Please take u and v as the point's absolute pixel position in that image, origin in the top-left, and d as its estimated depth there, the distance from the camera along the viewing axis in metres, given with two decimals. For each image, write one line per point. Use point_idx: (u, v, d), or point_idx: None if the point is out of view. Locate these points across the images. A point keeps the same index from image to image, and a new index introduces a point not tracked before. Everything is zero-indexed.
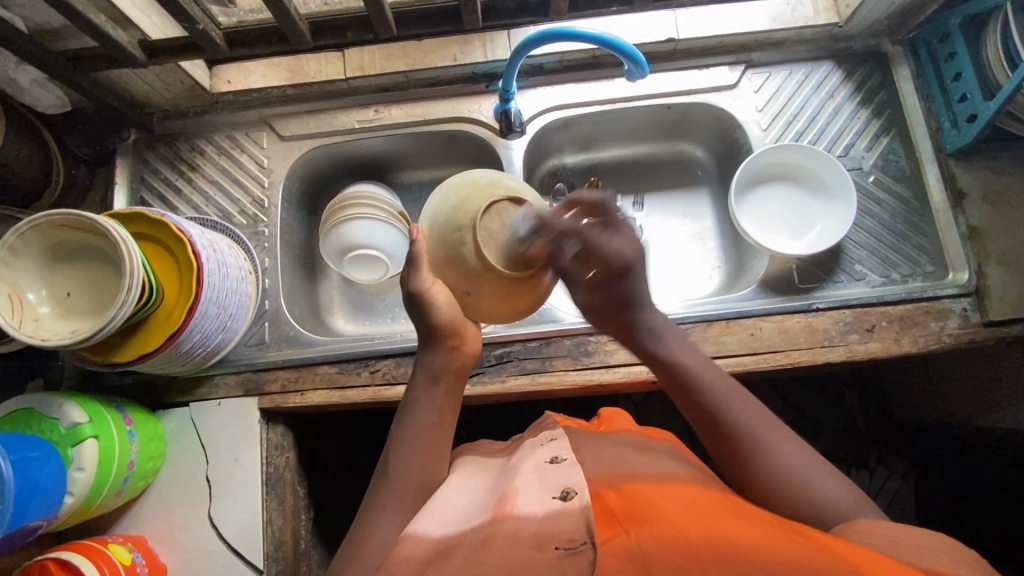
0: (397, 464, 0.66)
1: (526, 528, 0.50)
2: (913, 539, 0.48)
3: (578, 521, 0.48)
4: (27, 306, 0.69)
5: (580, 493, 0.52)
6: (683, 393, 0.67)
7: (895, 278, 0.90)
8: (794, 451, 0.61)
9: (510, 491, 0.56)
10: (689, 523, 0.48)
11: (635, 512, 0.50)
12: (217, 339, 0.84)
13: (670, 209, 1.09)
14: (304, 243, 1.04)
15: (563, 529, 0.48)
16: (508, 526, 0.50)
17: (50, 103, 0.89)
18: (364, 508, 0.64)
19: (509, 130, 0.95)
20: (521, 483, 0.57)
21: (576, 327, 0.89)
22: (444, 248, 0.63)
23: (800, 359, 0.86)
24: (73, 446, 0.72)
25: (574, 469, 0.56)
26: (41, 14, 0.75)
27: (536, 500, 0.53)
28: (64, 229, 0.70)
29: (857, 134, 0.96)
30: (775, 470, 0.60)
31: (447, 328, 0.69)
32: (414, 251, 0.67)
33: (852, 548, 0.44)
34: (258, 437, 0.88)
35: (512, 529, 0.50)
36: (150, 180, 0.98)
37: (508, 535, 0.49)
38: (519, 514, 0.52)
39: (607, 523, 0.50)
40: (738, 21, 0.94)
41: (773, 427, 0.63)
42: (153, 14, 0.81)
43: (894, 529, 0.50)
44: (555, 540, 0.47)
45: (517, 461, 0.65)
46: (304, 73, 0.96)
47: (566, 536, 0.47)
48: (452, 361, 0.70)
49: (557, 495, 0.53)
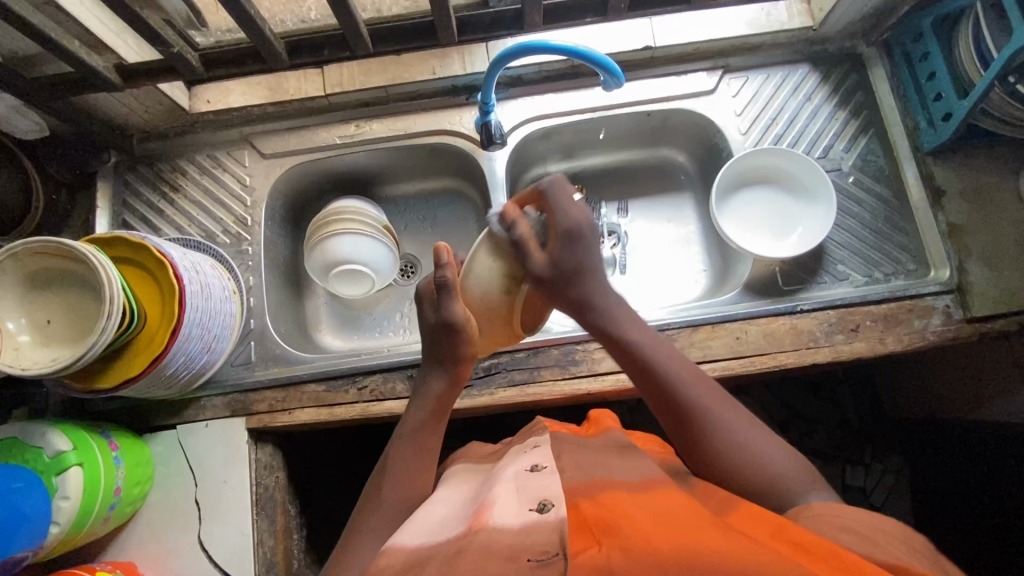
0: (390, 490, 0.67)
1: (500, 538, 0.50)
2: (898, 543, 0.48)
3: (553, 533, 0.48)
4: (5, 335, 0.68)
5: (556, 506, 0.51)
6: (642, 375, 0.67)
7: (878, 277, 0.91)
8: (774, 452, 0.62)
9: (487, 502, 0.56)
10: (660, 534, 0.48)
11: (608, 523, 0.51)
12: (201, 361, 0.84)
13: (655, 215, 1.09)
14: (290, 260, 1.03)
15: (537, 541, 0.48)
16: (483, 537, 0.51)
17: (28, 128, 0.87)
18: (350, 531, 0.65)
19: (490, 142, 0.92)
20: (498, 494, 0.57)
21: (564, 337, 0.89)
22: (494, 257, 0.67)
23: (786, 361, 0.86)
24: (57, 475, 0.71)
25: (552, 478, 0.56)
26: (13, 42, 0.74)
27: (512, 510, 0.53)
28: (42, 256, 0.69)
29: (835, 135, 0.97)
30: (754, 470, 0.61)
31: (459, 356, 0.70)
32: (446, 277, 0.65)
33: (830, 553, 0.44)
34: (247, 458, 0.87)
35: (485, 541, 0.50)
36: (132, 202, 0.98)
37: (489, 549, 0.49)
38: (494, 526, 0.51)
39: (581, 532, 0.51)
40: (714, 28, 0.95)
41: (737, 413, 0.65)
42: (129, 37, 0.81)
43: (881, 535, 0.49)
44: (527, 551, 0.47)
45: (500, 468, 0.65)
46: (283, 91, 0.96)
47: (539, 548, 0.47)
48: (451, 387, 0.72)
49: (534, 506, 0.53)
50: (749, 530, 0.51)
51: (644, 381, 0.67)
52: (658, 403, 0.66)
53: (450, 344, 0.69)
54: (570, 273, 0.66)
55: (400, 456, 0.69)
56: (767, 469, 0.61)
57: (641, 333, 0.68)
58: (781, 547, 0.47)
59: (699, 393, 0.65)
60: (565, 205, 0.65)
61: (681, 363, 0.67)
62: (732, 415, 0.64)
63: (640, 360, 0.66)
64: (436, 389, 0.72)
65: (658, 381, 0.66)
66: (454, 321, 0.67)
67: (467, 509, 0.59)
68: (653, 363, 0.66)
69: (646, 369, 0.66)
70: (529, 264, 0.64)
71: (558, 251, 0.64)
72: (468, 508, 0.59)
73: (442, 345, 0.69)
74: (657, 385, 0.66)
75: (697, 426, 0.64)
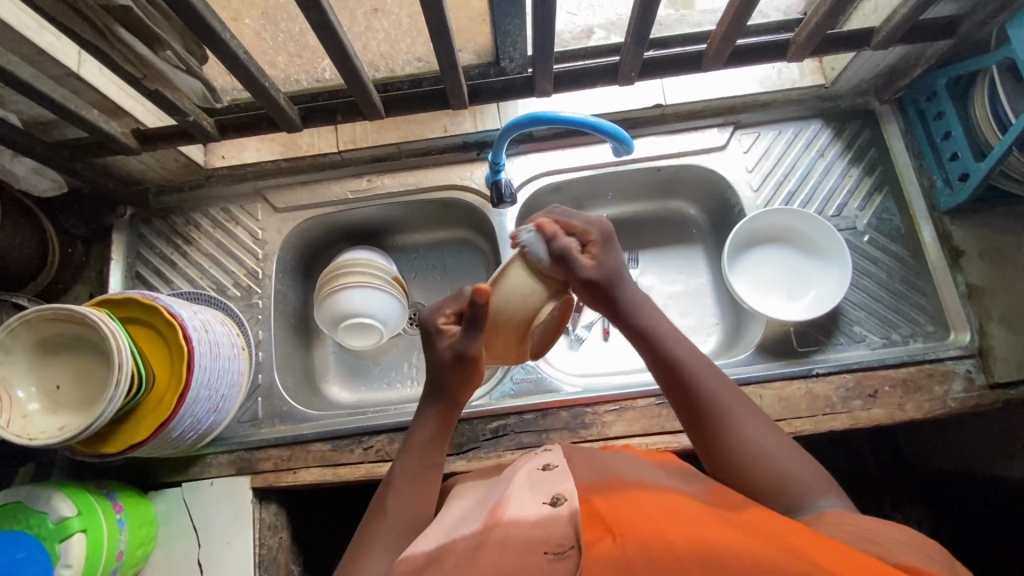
0: (395, 507, 0.65)
1: (516, 532, 0.49)
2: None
3: (567, 526, 0.48)
4: (15, 403, 0.68)
5: (569, 500, 0.51)
6: (658, 362, 0.68)
7: (896, 339, 0.89)
8: (797, 462, 0.61)
9: (503, 499, 0.56)
10: (677, 532, 0.47)
11: (622, 517, 0.50)
12: (208, 421, 0.83)
13: (666, 268, 1.07)
14: (299, 310, 1.03)
15: (552, 534, 0.48)
16: (499, 532, 0.50)
17: (46, 187, 0.89)
18: (354, 550, 0.63)
19: (500, 201, 0.94)
20: (513, 491, 0.56)
21: (573, 398, 0.88)
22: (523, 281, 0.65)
23: (802, 427, 0.84)
24: (60, 542, 0.71)
25: (564, 478, 0.56)
26: (34, 110, 0.76)
27: (528, 504, 0.53)
28: (52, 321, 0.69)
29: (849, 193, 0.96)
30: (774, 475, 0.60)
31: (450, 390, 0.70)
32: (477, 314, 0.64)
33: (826, 550, 0.43)
34: (251, 518, 0.86)
35: (503, 536, 0.49)
36: (146, 255, 0.99)
37: (505, 545, 0.48)
38: (510, 519, 0.51)
39: (593, 525, 0.50)
40: (723, 87, 0.96)
41: (757, 414, 0.65)
42: (146, 103, 0.83)
43: None
44: (544, 545, 0.47)
45: (509, 472, 0.65)
46: (297, 147, 0.99)
47: (555, 541, 0.47)
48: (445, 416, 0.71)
49: (547, 500, 0.53)
50: (768, 528, 0.48)
51: (670, 381, 0.67)
52: (686, 401, 0.66)
53: (461, 379, 0.69)
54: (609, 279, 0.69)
55: (402, 473, 0.68)
56: (790, 479, 0.60)
57: (662, 323, 0.70)
58: (810, 544, 0.45)
59: (714, 382, 0.66)
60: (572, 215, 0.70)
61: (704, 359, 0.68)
62: (755, 415, 0.64)
63: (667, 364, 0.67)
64: (434, 418, 0.70)
65: (675, 365, 0.66)
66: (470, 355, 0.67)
67: (476, 510, 0.59)
68: (668, 349, 0.67)
69: (658, 356, 0.68)
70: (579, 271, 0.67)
71: (598, 256, 0.69)
72: (475, 512, 0.58)
73: (451, 377, 0.69)
74: (685, 385, 0.66)
75: (718, 420, 0.64)
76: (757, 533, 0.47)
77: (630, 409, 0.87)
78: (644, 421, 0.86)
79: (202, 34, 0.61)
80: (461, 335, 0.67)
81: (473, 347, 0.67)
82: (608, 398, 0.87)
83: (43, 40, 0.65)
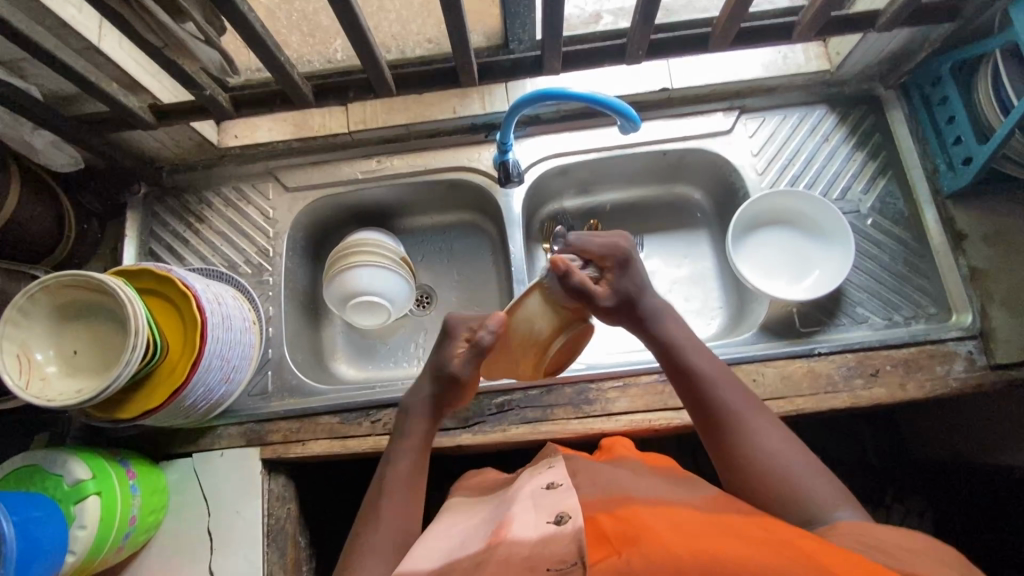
0: (389, 509, 0.67)
1: (519, 551, 0.49)
2: (923, 560, 0.46)
3: (570, 544, 0.48)
4: (34, 366, 0.70)
5: (574, 517, 0.51)
6: (675, 370, 0.72)
7: (897, 320, 0.89)
8: (801, 465, 0.62)
9: (509, 518, 0.55)
10: (678, 543, 0.48)
11: (627, 533, 0.51)
12: (220, 391, 0.85)
13: (672, 251, 1.08)
14: (308, 289, 1.05)
15: (555, 551, 0.48)
16: (501, 551, 0.50)
17: (63, 163, 0.89)
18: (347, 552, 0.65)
19: (507, 180, 0.94)
20: (516, 511, 0.56)
21: (577, 375, 0.89)
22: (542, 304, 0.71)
23: (803, 404, 0.85)
24: (75, 504, 0.73)
25: (568, 494, 0.55)
26: (55, 83, 0.78)
27: (531, 525, 0.52)
28: (73, 288, 0.71)
29: (853, 176, 0.97)
30: (776, 471, 0.62)
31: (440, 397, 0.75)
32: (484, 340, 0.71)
33: (829, 554, 0.45)
34: (260, 488, 0.88)
35: (504, 555, 0.49)
36: (159, 232, 1.00)
37: (507, 565, 0.48)
38: (512, 539, 0.51)
39: (600, 543, 0.51)
40: (729, 71, 0.97)
41: (772, 423, 0.66)
42: (164, 80, 0.85)
43: (904, 551, 0.48)
44: (546, 561, 0.47)
45: (512, 491, 0.64)
46: (309, 128, 1.01)
47: (557, 557, 0.47)
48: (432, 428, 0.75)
49: (551, 518, 0.52)
50: (769, 533, 0.50)
51: (681, 385, 0.71)
52: (699, 406, 0.69)
53: (450, 394, 0.75)
54: (626, 298, 0.74)
55: (394, 476, 0.70)
56: (790, 476, 0.61)
57: (683, 335, 0.74)
58: (808, 545, 0.47)
59: (729, 392, 0.68)
60: (589, 240, 0.75)
61: (719, 367, 0.71)
62: (765, 420, 0.66)
63: (683, 370, 0.71)
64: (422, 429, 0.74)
65: (690, 374, 0.70)
66: (461, 378, 0.74)
67: (483, 528, 0.58)
68: (686, 358, 0.71)
69: (676, 364, 0.72)
70: (595, 300, 0.70)
71: (614, 280, 0.74)
72: (481, 530, 0.58)
73: (443, 392, 0.75)
74: (699, 391, 0.69)
75: (727, 419, 0.67)
76: (766, 540, 0.48)
77: (634, 386, 0.88)
78: (647, 398, 0.87)
79: (220, 5, 0.62)
80: (463, 356, 0.73)
81: (466, 370, 0.73)
82: (612, 374, 0.89)
83: (65, 12, 0.67)
